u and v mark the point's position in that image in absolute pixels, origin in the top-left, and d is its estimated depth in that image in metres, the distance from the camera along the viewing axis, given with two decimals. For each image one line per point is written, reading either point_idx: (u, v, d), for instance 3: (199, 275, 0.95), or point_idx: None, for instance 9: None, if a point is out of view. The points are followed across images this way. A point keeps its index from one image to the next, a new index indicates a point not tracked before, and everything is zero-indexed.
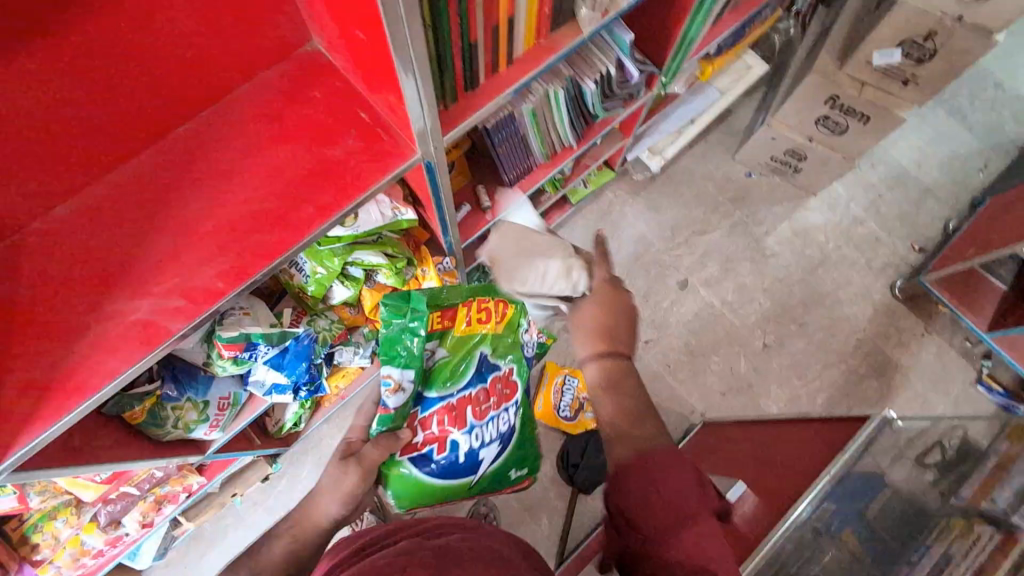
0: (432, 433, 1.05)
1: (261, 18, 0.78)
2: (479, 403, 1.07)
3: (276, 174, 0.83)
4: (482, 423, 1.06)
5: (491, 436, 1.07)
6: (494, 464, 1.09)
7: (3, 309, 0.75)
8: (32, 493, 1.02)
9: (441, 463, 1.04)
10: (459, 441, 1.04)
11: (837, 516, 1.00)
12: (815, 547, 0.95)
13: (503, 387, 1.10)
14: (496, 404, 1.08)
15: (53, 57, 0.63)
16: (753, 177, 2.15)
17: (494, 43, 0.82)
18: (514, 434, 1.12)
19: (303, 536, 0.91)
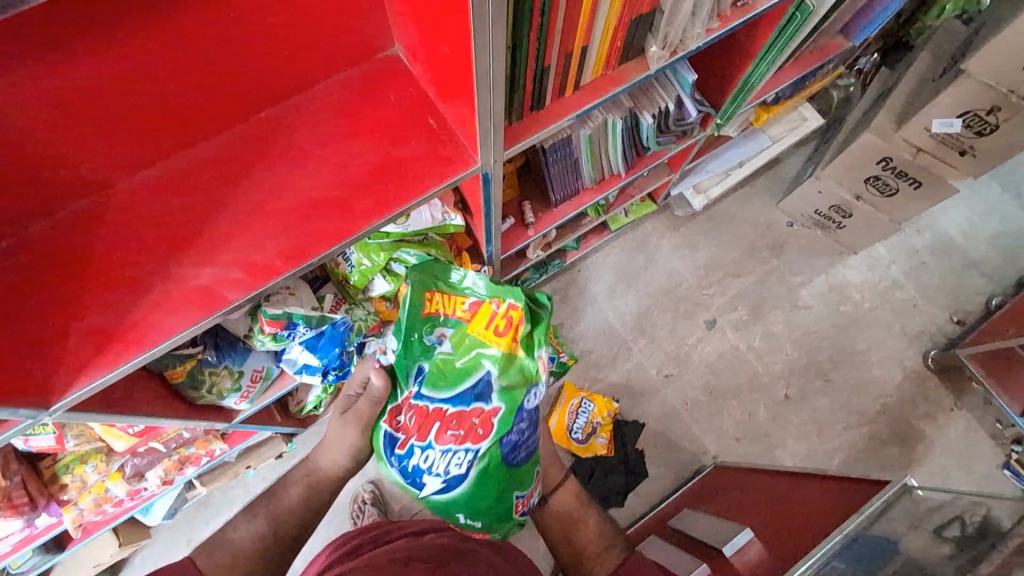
0: (406, 423, 1.13)
1: (351, 21, 0.84)
2: (447, 421, 1.12)
3: (343, 166, 0.88)
4: (439, 449, 1.11)
5: (443, 469, 1.11)
6: (443, 493, 1.12)
7: (80, 259, 0.81)
8: (69, 435, 1.08)
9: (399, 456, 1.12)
10: (415, 448, 1.12)
11: None
12: None
13: (477, 423, 1.13)
14: (460, 437, 1.11)
15: (165, 35, 0.69)
16: (794, 227, 2.15)
17: (565, 69, 0.85)
18: (469, 476, 1.12)
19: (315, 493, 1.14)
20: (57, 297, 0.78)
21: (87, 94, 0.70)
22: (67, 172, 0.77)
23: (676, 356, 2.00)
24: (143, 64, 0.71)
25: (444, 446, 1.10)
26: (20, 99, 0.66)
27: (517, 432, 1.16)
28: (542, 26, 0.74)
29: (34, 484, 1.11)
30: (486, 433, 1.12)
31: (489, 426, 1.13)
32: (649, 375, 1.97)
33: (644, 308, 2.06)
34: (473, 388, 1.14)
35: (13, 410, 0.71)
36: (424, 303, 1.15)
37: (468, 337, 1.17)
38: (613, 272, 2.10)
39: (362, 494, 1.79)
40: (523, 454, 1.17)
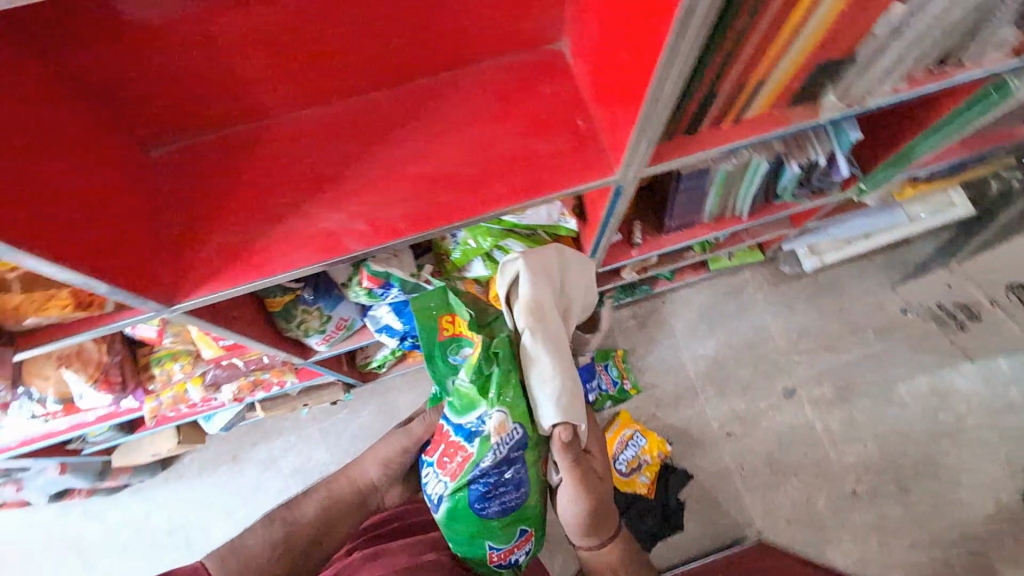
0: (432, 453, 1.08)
1: (529, 7, 0.84)
2: (446, 447, 1.04)
3: (483, 147, 0.88)
4: (436, 470, 1.04)
5: (436, 493, 1.03)
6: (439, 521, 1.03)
7: (230, 178, 0.86)
8: (169, 332, 1.16)
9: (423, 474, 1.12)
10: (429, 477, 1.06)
11: None
12: None
13: (453, 453, 1.02)
14: (450, 464, 1.02)
15: None
16: (907, 315, 1.98)
17: (733, 99, 0.81)
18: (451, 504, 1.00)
19: (334, 498, 1.16)
20: (204, 208, 0.84)
21: (279, 28, 0.73)
22: (241, 96, 0.82)
23: (743, 416, 1.89)
24: (334, 10, 0.73)
25: (439, 469, 1.04)
26: (223, 20, 0.70)
27: (488, 483, 1.00)
28: (730, 52, 0.70)
29: (130, 369, 1.22)
30: (461, 470, 1.00)
31: (461, 464, 1.00)
32: (710, 427, 1.89)
33: (721, 358, 1.97)
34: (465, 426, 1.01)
35: (144, 299, 0.76)
36: (441, 325, 1.08)
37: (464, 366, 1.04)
38: (698, 313, 2.02)
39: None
40: (496, 508, 1.01)
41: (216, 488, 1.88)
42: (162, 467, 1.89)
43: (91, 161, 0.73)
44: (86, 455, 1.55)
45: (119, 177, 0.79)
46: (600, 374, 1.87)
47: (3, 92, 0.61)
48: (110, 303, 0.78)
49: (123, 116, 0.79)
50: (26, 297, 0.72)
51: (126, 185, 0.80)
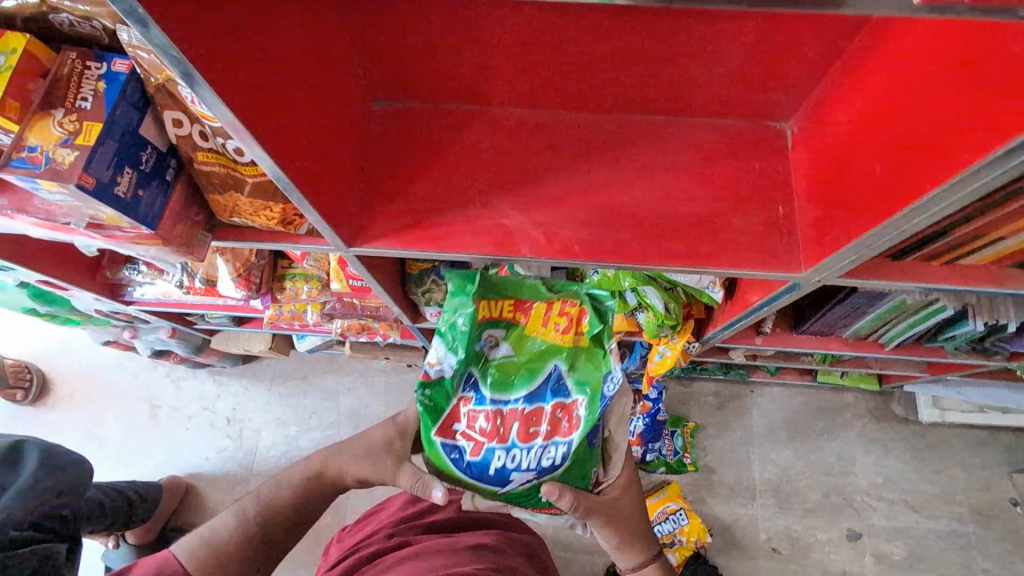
0: (473, 431, 0.86)
1: (775, 82, 0.83)
2: (528, 423, 0.88)
3: (676, 199, 0.88)
4: (523, 445, 0.86)
5: (529, 465, 0.85)
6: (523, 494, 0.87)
7: (436, 148, 0.90)
8: (313, 256, 1.25)
9: (464, 466, 0.84)
10: (494, 454, 0.85)
11: None
12: None
13: (561, 414, 0.89)
14: (546, 431, 0.87)
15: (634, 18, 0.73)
16: (1015, 508, 1.78)
17: (959, 242, 0.76)
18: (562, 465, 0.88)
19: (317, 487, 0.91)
20: (406, 168, 0.89)
21: (542, 32, 0.77)
22: (475, 81, 0.86)
23: (795, 540, 1.78)
24: (598, 35, 0.76)
25: (525, 440, 0.86)
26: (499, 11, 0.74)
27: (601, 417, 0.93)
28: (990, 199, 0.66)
29: (267, 274, 1.32)
30: (578, 426, 0.88)
31: (577, 419, 0.88)
32: (757, 535, 1.79)
33: (792, 471, 1.86)
34: (549, 381, 0.91)
35: (332, 233, 0.81)
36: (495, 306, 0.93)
37: (529, 338, 0.93)
38: (784, 417, 1.91)
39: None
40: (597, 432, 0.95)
41: (279, 399, 2.00)
42: (243, 362, 2.04)
43: (337, 96, 0.80)
44: (195, 329, 1.69)
45: (349, 117, 0.84)
46: (665, 439, 1.82)
47: (307, 20, 0.68)
48: (303, 228, 0.84)
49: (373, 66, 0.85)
50: (248, 202, 0.77)
51: (351, 126, 0.85)
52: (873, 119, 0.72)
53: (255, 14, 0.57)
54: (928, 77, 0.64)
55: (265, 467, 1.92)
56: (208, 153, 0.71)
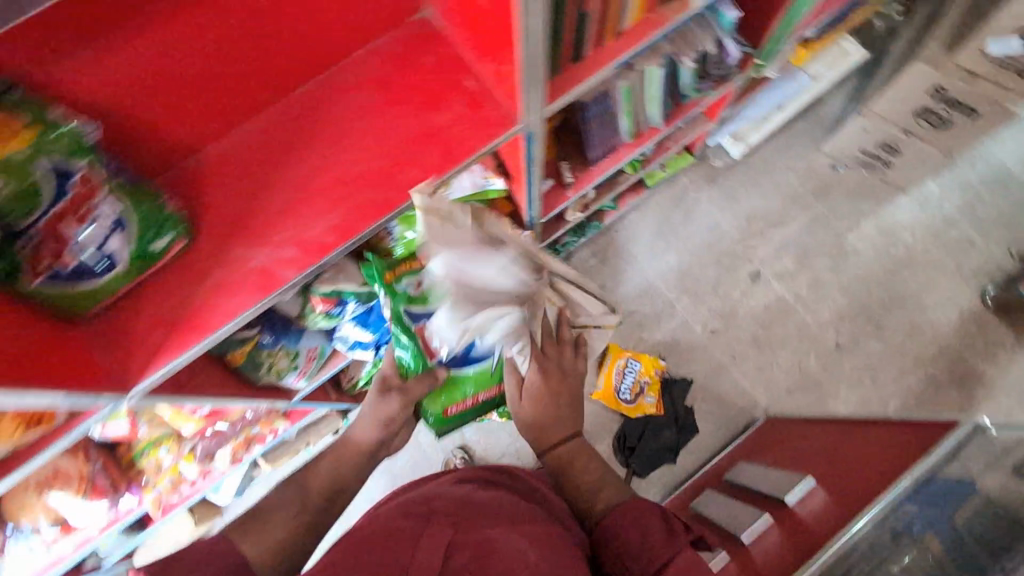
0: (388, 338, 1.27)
1: (421, 48, 0.91)
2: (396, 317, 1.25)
3: (383, 138, 0.88)
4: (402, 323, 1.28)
5: None
6: None
7: (172, 262, 0.83)
8: (141, 422, 1.14)
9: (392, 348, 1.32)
10: None
11: (920, 517, 1.01)
12: (891, 551, 0.98)
13: None
14: None
15: (235, 50, 0.75)
16: (838, 171, 2.04)
17: (605, 17, 0.81)
18: None
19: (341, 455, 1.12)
20: (137, 319, 0.81)
21: (140, 89, 0.72)
22: (171, 168, 0.85)
23: (722, 312, 1.94)
24: (209, 50, 0.73)
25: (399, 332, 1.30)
26: (120, 102, 0.72)
27: None
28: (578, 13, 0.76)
29: (114, 470, 1.20)
30: None
31: None
32: (695, 332, 1.92)
33: (685, 265, 1.99)
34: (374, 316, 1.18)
35: (93, 397, 0.73)
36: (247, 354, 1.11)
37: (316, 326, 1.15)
38: (654, 226, 2.03)
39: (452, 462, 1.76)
40: None
41: None
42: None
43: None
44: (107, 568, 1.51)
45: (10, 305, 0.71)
46: None
47: None
48: (61, 414, 0.76)
49: None
50: None
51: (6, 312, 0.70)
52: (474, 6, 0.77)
53: None
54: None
55: None
56: None
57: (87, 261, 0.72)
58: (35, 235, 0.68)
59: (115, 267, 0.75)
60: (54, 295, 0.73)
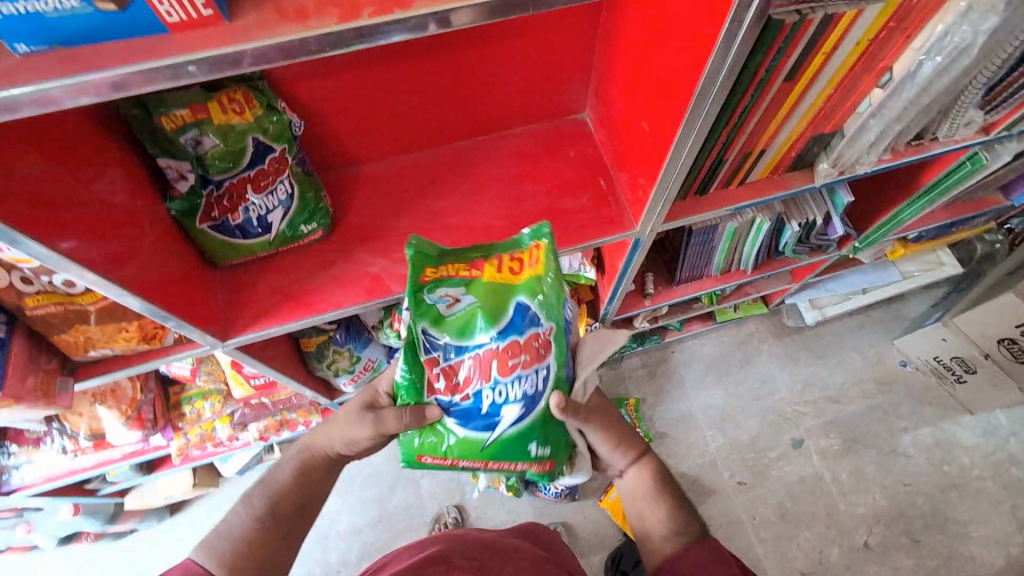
0: None
1: (569, 141, 1.04)
2: None
3: (514, 201, 0.99)
4: None
5: None
6: None
7: (306, 246, 0.94)
8: (202, 370, 1.22)
9: None
10: None
11: None
12: None
13: None
14: None
15: (426, 97, 0.91)
16: (908, 369, 2.00)
17: (738, 166, 0.91)
18: None
19: None
20: (262, 281, 0.92)
21: (345, 105, 0.88)
22: (334, 170, 0.99)
23: (754, 467, 1.88)
24: (409, 91, 0.89)
25: None
26: (327, 109, 0.87)
27: None
28: (717, 158, 0.86)
29: (160, 407, 1.28)
30: None
31: None
32: (721, 477, 1.87)
33: (730, 407, 1.97)
34: None
35: (201, 333, 0.82)
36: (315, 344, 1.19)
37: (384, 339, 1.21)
38: (710, 359, 2.05)
39: (444, 517, 1.71)
40: None
41: None
42: (171, 513, 1.78)
43: (161, 226, 0.81)
44: (102, 495, 1.56)
45: (176, 236, 0.84)
46: None
47: (124, 197, 0.75)
48: (169, 338, 0.85)
49: (133, 182, 0.77)
50: (101, 328, 0.77)
51: (172, 242, 0.83)
52: (631, 122, 0.89)
53: (82, 174, 0.69)
54: (627, 18, 0.80)
55: None
56: (38, 296, 0.71)
57: (249, 221, 0.84)
58: (222, 187, 0.81)
59: (265, 234, 0.87)
60: (211, 240, 0.85)
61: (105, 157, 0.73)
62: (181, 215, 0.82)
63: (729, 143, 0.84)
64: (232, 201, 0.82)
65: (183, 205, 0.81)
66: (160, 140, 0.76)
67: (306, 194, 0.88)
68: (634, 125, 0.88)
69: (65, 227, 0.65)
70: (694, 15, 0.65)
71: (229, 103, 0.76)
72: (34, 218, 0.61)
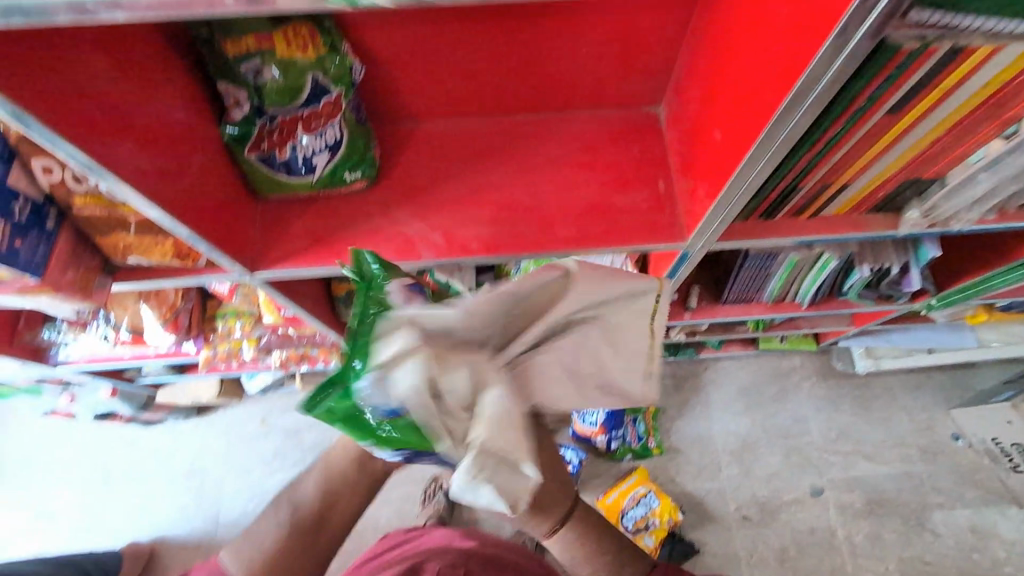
0: None
1: (636, 134, 0.98)
2: None
3: (564, 188, 0.94)
4: None
5: None
6: None
7: (348, 194, 0.94)
8: (239, 291, 1.26)
9: None
10: None
11: None
12: None
13: None
14: None
15: (493, 62, 0.86)
16: (958, 443, 1.83)
17: (814, 196, 0.83)
18: None
19: None
20: (299, 221, 0.92)
21: (409, 57, 0.85)
22: (390, 123, 0.98)
23: (764, 505, 1.80)
24: (477, 53, 0.85)
25: None
26: (391, 59, 0.85)
27: None
28: (790, 184, 0.78)
29: (195, 317, 1.33)
30: None
31: None
32: (726, 506, 1.80)
33: (753, 438, 1.88)
34: None
35: (231, 262, 0.84)
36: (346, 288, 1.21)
37: None
38: (743, 385, 1.95)
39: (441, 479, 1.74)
40: None
41: (237, 441, 1.85)
42: (197, 413, 1.89)
43: (211, 150, 0.81)
44: (137, 384, 1.67)
45: (224, 162, 0.85)
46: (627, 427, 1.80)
47: (180, 115, 0.75)
48: (202, 260, 0.88)
49: (192, 102, 0.77)
50: (138, 239, 0.81)
51: (219, 167, 0.83)
52: (706, 127, 0.82)
53: (142, 86, 0.69)
54: (724, 13, 0.73)
55: (232, 518, 1.75)
56: (86, 197, 0.75)
57: (294, 160, 0.84)
58: (275, 121, 0.81)
59: (310, 175, 0.87)
60: (257, 172, 0.85)
61: (168, 73, 0.73)
62: (232, 142, 0.83)
63: (808, 171, 0.76)
64: (283, 136, 0.82)
65: (236, 131, 0.81)
66: (223, 65, 0.76)
67: (356, 142, 0.87)
68: (709, 131, 0.81)
69: (115, 137, 0.65)
70: (798, 26, 0.57)
71: (295, 36, 0.74)
72: (85, 124, 0.61)
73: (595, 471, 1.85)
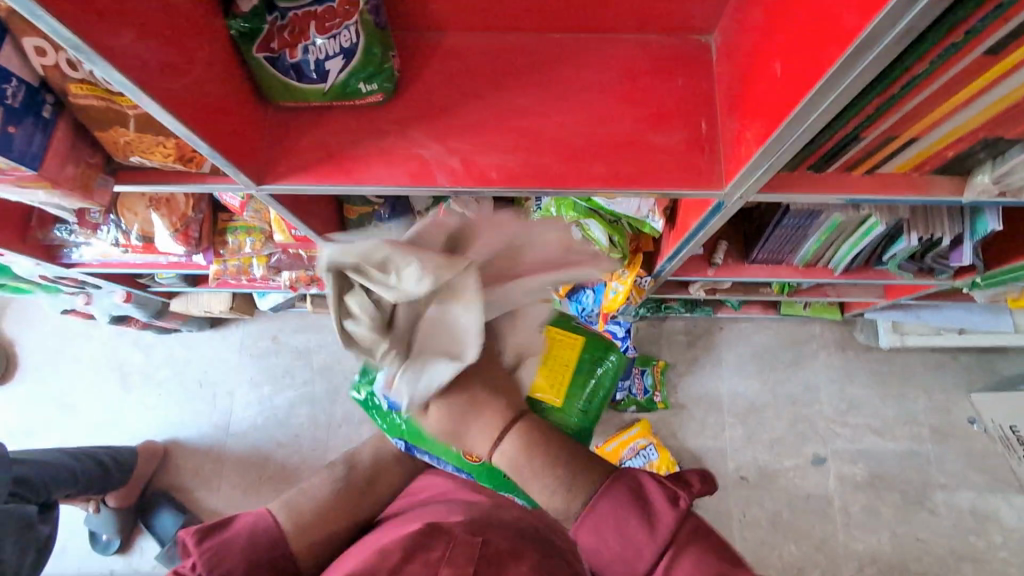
0: None
1: (682, 65, 0.88)
2: None
3: (596, 119, 0.86)
4: None
5: None
6: None
7: (364, 108, 0.87)
8: (250, 206, 1.22)
9: None
10: None
11: None
12: None
13: None
14: None
15: None
16: (973, 427, 1.79)
17: (874, 149, 0.74)
18: None
19: None
20: (311, 133, 0.86)
21: None
22: (413, 33, 0.89)
23: (763, 468, 1.80)
24: None
25: None
26: None
27: None
28: (850, 132, 0.70)
29: (206, 230, 1.30)
30: None
31: None
32: (725, 465, 1.80)
33: (761, 402, 1.86)
34: None
35: (235, 169, 0.79)
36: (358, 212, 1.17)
37: None
38: (759, 348, 1.90)
39: None
40: None
41: (248, 357, 1.88)
42: (210, 326, 1.91)
43: (218, 44, 0.75)
44: (152, 292, 1.67)
45: (233, 60, 0.78)
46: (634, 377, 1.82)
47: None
48: (207, 166, 0.83)
49: None
50: (139, 136, 0.76)
51: (227, 64, 0.77)
52: (763, 59, 0.72)
53: None
54: None
55: (240, 429, 1.81)
56: (82, 84, 0.70)
57: (306, 63, 0.78)
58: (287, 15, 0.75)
59: (323, 83, 0.80)
60: (266, 74, 0.79)
61: None
62: (241, 39, 0.77)
63: (874, 118, 0.67)
64: (296, 34, 0.76)
65: (245, 25, 0.75)
66: None
67: (375, 49, 0.79)
68: (766, 64, 0.72)
69: (107, 16, 0.59)
70: None
71: None
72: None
73: (598, 420, 1.85)
